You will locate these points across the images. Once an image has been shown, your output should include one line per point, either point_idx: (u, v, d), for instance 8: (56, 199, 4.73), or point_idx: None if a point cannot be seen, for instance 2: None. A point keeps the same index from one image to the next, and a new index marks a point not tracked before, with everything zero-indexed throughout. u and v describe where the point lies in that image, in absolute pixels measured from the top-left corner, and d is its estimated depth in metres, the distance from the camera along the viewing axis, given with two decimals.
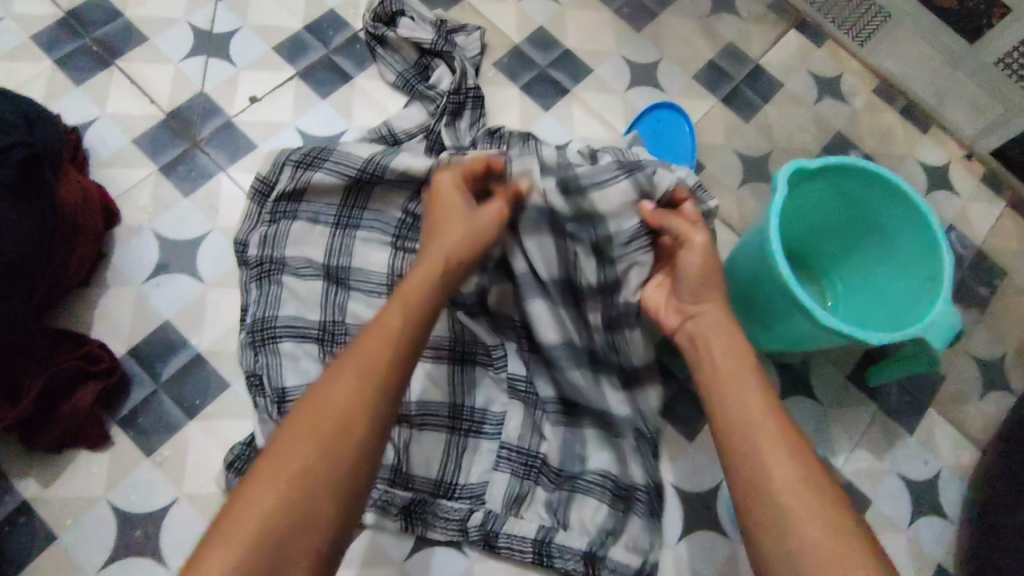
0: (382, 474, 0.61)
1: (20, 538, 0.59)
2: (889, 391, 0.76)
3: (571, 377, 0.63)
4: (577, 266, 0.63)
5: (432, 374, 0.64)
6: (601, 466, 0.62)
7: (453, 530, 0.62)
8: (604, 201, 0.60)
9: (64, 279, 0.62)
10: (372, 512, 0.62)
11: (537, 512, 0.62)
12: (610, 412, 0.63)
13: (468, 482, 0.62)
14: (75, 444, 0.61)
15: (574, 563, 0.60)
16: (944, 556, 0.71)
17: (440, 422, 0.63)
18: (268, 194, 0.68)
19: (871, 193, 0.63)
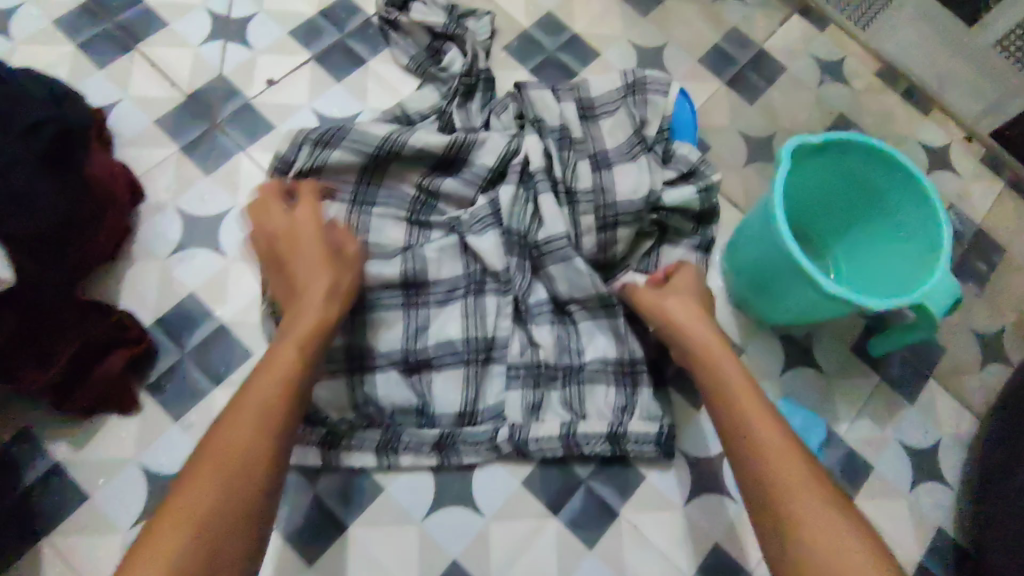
0: (408, 418, 0.66)
1: (56, 498, 0.61)
2: (890, 361, 0.78)
3: (578, 266, 0.69)
4: (575, 171, 0.73)
5: (450, 314, 0.68)
6: (600, 354, 0.69)
7: (485, 450, 0.66)
8: (609, 121, 0.76)
9: (95, 253, 0.64)
10: (405, 456, 0.65)
11: (556, 411, 0.67)
12: (592, 296, 0.69)
13: (487, 405, 0.67)
14: (105, 409, 0.63)
15: (601, 444, 0.67)
16: (943, 520, 0.73)
17: (457, 358, 0.67)
18: (287, 173, 0.70)
19: (869, 169, 0.65)
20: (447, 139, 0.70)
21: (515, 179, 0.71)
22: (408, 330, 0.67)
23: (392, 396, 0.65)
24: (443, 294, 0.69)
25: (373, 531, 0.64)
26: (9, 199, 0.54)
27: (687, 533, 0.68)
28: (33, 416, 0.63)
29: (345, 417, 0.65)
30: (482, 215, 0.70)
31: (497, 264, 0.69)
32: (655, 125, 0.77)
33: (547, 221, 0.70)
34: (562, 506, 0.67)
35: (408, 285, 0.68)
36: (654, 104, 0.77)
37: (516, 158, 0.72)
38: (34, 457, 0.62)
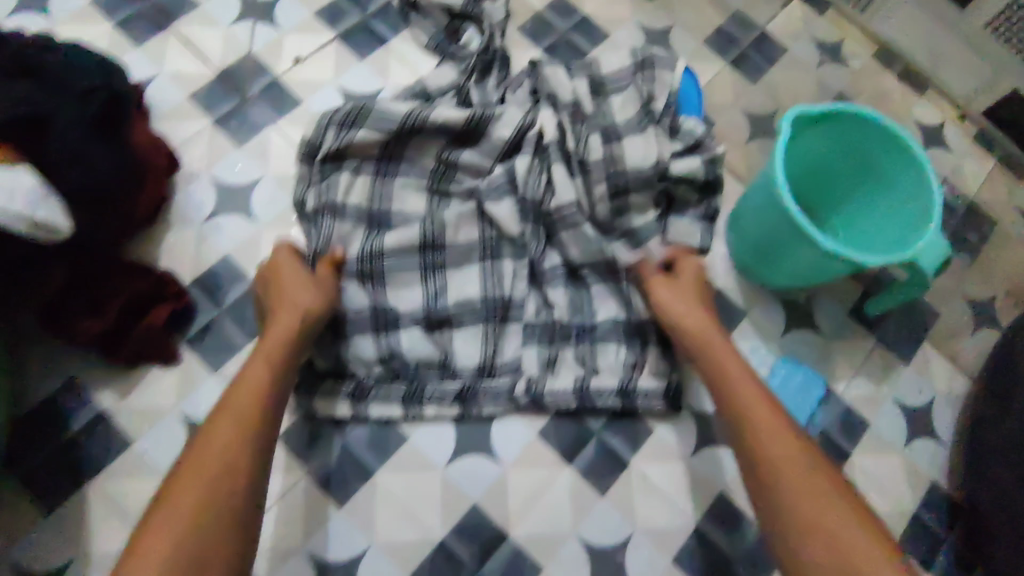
0: (430, 369, 0.70)
1: (101, 443, 0.65)
2: (886, 325, 0.82)
3: (587, 233, 0.73)
4: (588, 144, 0.76)
5: (467, 275, 0.72)
6: (608, 315, 0.73)
7: (504, 401, 0.70)
8: (618, 98, 0.80)
9: (136, 217, 0.67)
10: (430, 407, 0.69)
11: (570, 367, 0.71)
12: (602, 259, 0.74)
13: (505, 360, 0.71)
14: (147, 361, 0.67)
15: (612, 398, 0.71)
16: (937, 473, 0.77)
17: (477, 316, 0.71)
18: (315, 156, 0.73)
19: (866, 137, 0.69)
20: (467, 113, 0.74)
21: (530, 150, 0.74)
22: (429, 291, 0.71)
23: (416, 350, 0.69)
24: (461, 258, 0.73)
25: (398, 476, 0.68)
26: (65, 158, 0.56)
27: (694, 482, 0.72)
28: (79, 367, 0.67)
29: (371, 369, 0.69)
30: (499, 181, 0.74)
31: (514, 229, 0.73)
32: (661, 101, 0.80)
33: (557, 189, 0.73)
34: (576, 455, 0.71)
35: (426, 246, 0.72)
36: (661, 78, 0.81)
37: (532, 131, 0.76)
38: (80, 406, 0.66)
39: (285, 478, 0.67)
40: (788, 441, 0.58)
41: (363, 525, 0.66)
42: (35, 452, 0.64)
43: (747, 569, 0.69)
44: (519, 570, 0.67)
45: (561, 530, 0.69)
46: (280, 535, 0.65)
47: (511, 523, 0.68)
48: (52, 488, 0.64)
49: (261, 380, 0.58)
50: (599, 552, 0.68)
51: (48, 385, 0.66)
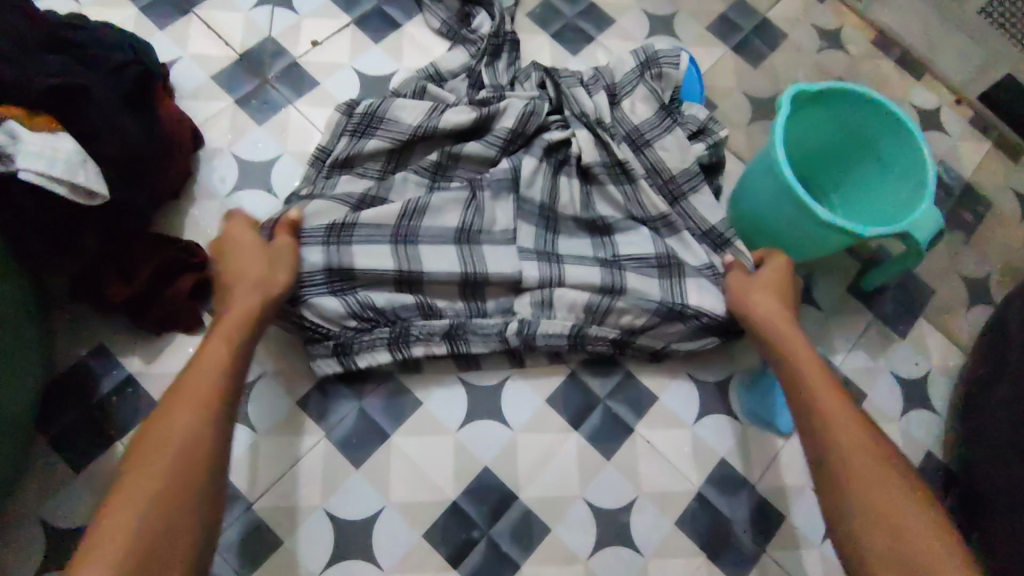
0: (411, 313, 0.71)
1: (129, 405, 0.68)
2: (883, 301, 0.85)
3: (643, 233, 0.76)
4: (623, 155, 0.78)
5: (441, 254, 0.72)
6: (646, 292, 0.73)
7: (494, 340, 0.72)
8: (629, 100, 0.82)
9: (162, 189, 0.70)
10: (418, 347, 0.71)
11: (565, 310, 0.72)
12: (648, 258, 0.75)
13: (495, 302, 0.73)
14: (172, 328, 0.70)
15: (605, 344, 0.73)
16: (932, 443, 0.80)
17: (453, 275, 0.71)
18: (325, 161, 0.76)
19: (863, 115, 0.72)
20: (473, 115, 0.76)
21: (539, 151, 0.77)
22: (398, 258, 0.70)
23: (390, 300, 0.71)
24: (433, 238, 0.72)
25: (411, 439, 0.71)
26: (104, 128, 0.60)
27: (697, 448, 0.74)
28: (109, 333, 0.70)
29: (338, 326, 0.70)
30: (501, 176, 0.75)
31: (503, 222, 0.74)
32: (667, 96, 0.83)
33: (605, 200, 0.79)
34: (583, 422, 0.74)
35: (400, 221, 0.71)
36: (668, 76, 0.83)
37: (572, 152, 0.78)
38: (109, 370, 0.69)
39: (304, 439, 0.70)
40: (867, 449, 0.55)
41: (378, 486, 0.69)
42: (65, 412, 0.67)
43: (748, 530, 0.72)
44: (529, 530, 0.69)
45: (569, 492, 0.71)
46: (299, 493, 0.68)
47: (520, 485, 0.71)
48: (81, 447, 0.66)
49: (221, 358, 0.55)
50: (606, 513, 0.71)
51: (79, 350, 0.69)
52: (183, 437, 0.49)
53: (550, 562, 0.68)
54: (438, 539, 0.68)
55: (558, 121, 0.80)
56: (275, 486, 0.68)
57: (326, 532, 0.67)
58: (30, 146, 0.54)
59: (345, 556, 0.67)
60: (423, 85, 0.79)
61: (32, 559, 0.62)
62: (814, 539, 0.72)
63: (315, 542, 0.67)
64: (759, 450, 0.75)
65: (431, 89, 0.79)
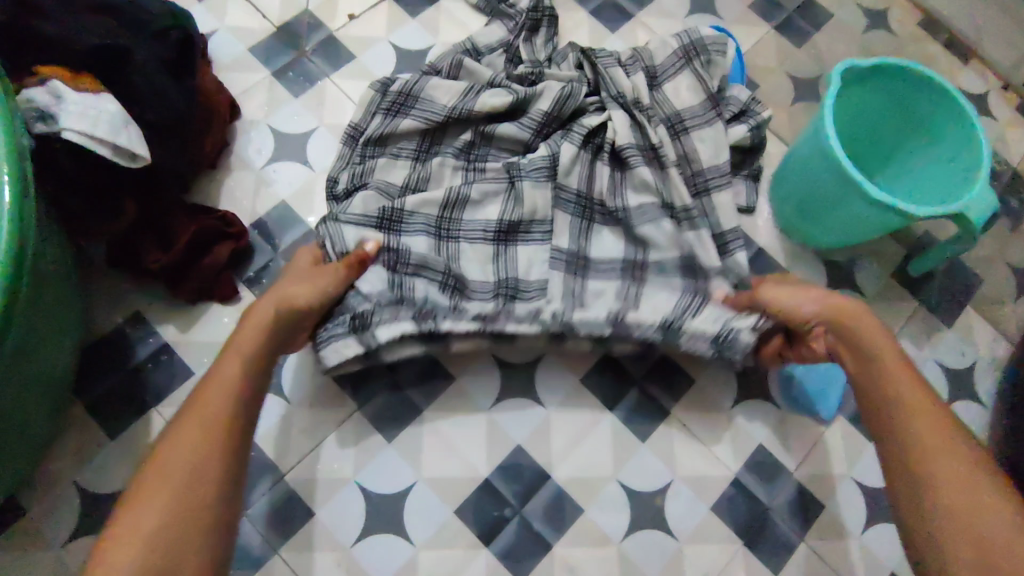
0: (443, 310, 0.67)
1: (163, 372, 0.68)
2: (929, 288, 0.82)
3: (665, 228, 0.72)
4: (663, 144, 0.75)
5: (479, 251, 0.71)
6: (670, 279, 0.72)
7: (528, 324, 0.68)
8: (672, 89, 0.79)
9: (202, 158, 0.70)
10: (444, 322, 0.66)
11: (603, 302, 0.71)
12: (676, 253, 0.73)
13: (530, 281, 0.70)
14: (208, 298, 0.69)
15: (652, 329, 0.68)
16: (978, 436, 0.77)
17: (486, 297, 0.69)
18: (359, 139, 0.75)
19: (913, 92, 0.70)
20: (511, 98, 0.75)
21: (578, 139, 0.74)
22: (442, 255, 0.70)
23: (428, 294, 0.68)
24: (476, 235, 0.72)
25: (443, 414, 0.70)
26: (149, 94, 0.61)
27: (733, 432, 0.73)
28: (144, 301, 0.69)
29: (373, 297, 0.66)
30: (539, 164, 0.73)
31: (542, 209, 0.73)
32: (715, 84, 0.79)
33: (670, 191, 0.74)
34: (618, 403, 0.72)
35: (442, 215, 0.72)
36: (717, 64, 0.79)
37: (608, 137, 0.75)
38: (145, 338, 0.68)
39: (336, 412, 0.69)
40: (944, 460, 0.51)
41: (409, 461, 0.68)
42: (101, 379, 0.67)
43: (786, 519, 0.70)
44: (562, 511, 0.68)
45: (602, 474, 0.70)
46: (331, 466, 0.68)
47: (553, 465, 0.70)
48: (117, 413, 0.66)
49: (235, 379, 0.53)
50: (640, 497, 0.70)
51: (115, 316, 0.69)
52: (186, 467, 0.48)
53: (582, 544, 0.67)
54: (470, 517, 0.67)
55: (595, 104, 0.78)
56: (306, 459, 0.68)
57: (357, 505, 0.67)
58: (73, 105, 0.54)
59: (375, 532, 0.66)
60: (459, 58, 0.78)
61: (66, 523, 0.63)
62: (854, 529, 0.70)
63: (346, 516, 0.66)
64: (798, 436, 0.73)
65: (467, 62, 0.78)
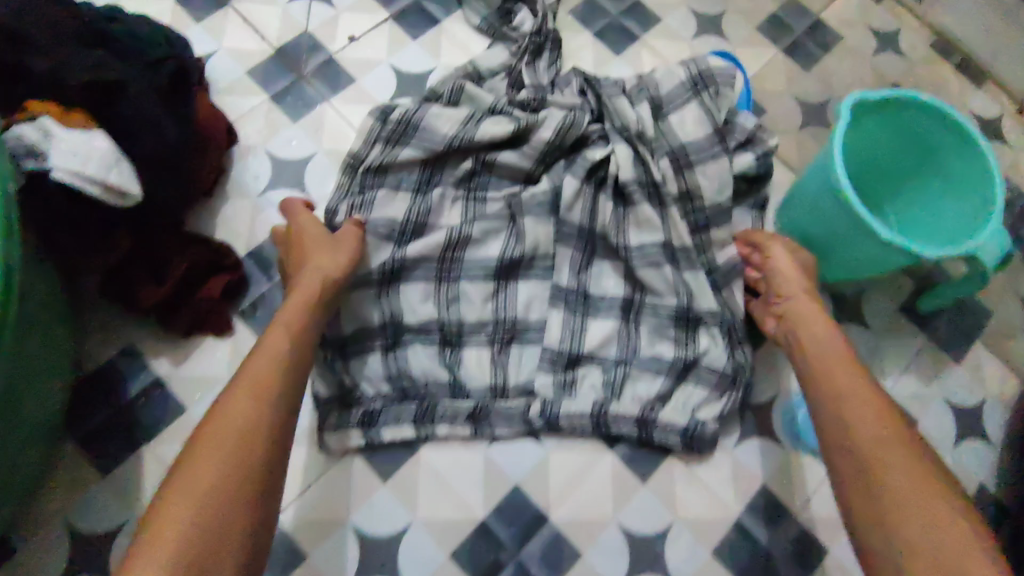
0: (441, 390, 0.69)
1: (155, 407, 0.67)
2: (938, 323, 0.81)
3: (667, 274, 0.72)
4: (665, 180, 0.74)
5: (478, 289, 0.72)
6: (658, 353, 0.71)
7: (518, 424, 0.69)
8: (677, 120, 0.76)
9: (201, 184, 0.69)
10: (442, 427, 0.68)
11: (589, 390, 0.70)
12: (667, 308, 0.72)
13: (530, 320, 0.72)
14: (202, 330, 0.68)
15: (629, 426, 0.70)
16: (985, 476, 0.75)
17: (483, 338, 0.71)
18: (357, 168, 0.73)
19: (925, 126, 0.67)
20: (511, 127, 0.73)
21: (581, 173, 0.73)
22: (441, 299, 0.71)
23: (426, 369, 0.69)
24: (476, 273, 0.72)
25: (440, 453, 0.69)
26: (138, 125, 0.58)
27: (736, 473, 0.71)
28: (138, 334, 0.68)
29: (379, 395, 0.69)
30: (541, 199, 0.73)
31: (545, 246, 0.73)
32: (722, 116, 0.77)
33: (673, 230, 0.73)
34: (618, 441, 0.71)
35: (444, 257, 0.71)
36: (724, 96, 0.77)
37: (611, 171, 0.74)
38: (137, 373, 0.67)
39: None
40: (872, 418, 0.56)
41: (405, 501, 0.67)
42: (93, 414, 0.66)
43: (787, 563, 0.68)
44: (559, 553, 0.67)
45: (601, 515, 0.69)
46: (326, 505, 0.67)
47: (550, 506, 0.68)
48: (109, 449, 0.65)
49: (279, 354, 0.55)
50: (639, 539, 0.68)
51: (107, 351, 0.68)
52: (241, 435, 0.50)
53: None
54: (465, 559, 0.66)
55: (598, 132, 0.77)
56: (301, 498, 0.67)
57: (352, 546, 0.66)
58: (64, 142, 0.52)
59: (369, 573, 0.65)
60: (460, 83, 0.76)
61: (56, 563, 0.62)
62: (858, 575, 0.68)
63: (339, 557, 0.65)
64: (801, 478, 0.72)
65: (469, 87, 0.76)
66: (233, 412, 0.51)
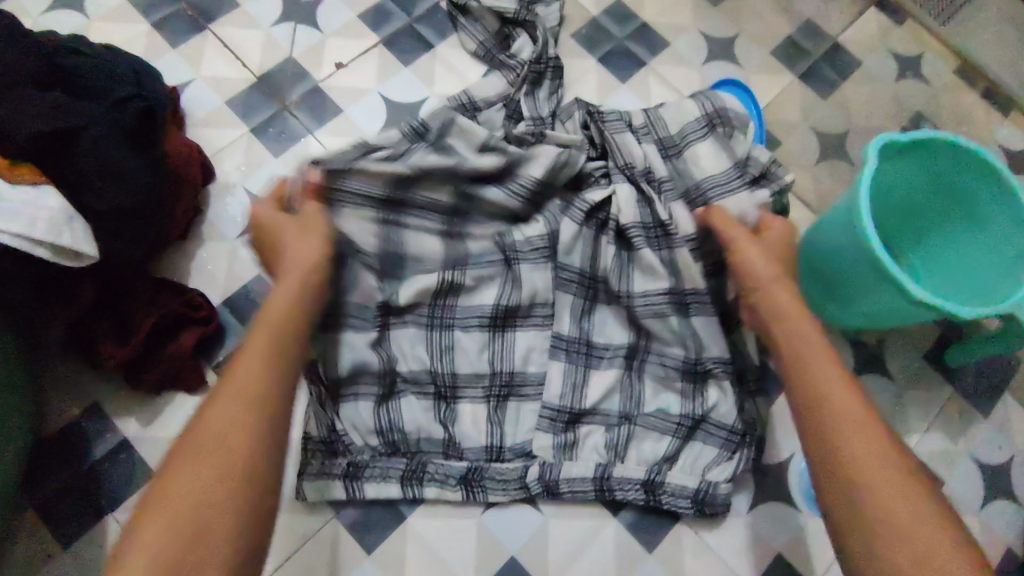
0: (434, 448, 0.65)
1: (121, 472, 0.62)
2: (964, 374, 0.75)
3: (673, 324, 0.66)
4: (674, 217, 0.67)
5: (473, 341, 0.66)
6: (664, 407, 0.66)
7: (514, 489, 0.64)
8: (691, 156, 0.71)
9: (169, 230, 0.63)
10: (431, 488, 0.64)
11: (593, 450, 0.65)
12: (674, 363, 0.67)
13: (530, 373, 0.66)
14: (173, 387, 0.63)
15: (635, 492, 0.64)
16: (1015, 541, 0.70)
17: (478, 392, 0.66)
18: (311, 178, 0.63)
19: (958, 170, 0.62)
20: (500, 159, 0.67)
21: (580, 216, 0.67)
22: (433, 348, 0.66)
23: (419, 422, 0.64)
24: (470, 322, 0.66)
25: (431, 521, 0.64)
26: (96, 174, 0.53)
27: (748, 540, 0.66)
28: (105, 392, 0.63)
29: (368, 447, 0.64)
30: (537, 242, 0.67)
31: (545, 293, 0.67)
32: (741, 157, 0.71)
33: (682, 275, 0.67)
34: (622, 508, 0.66)
35: (434, 303, 0.66)
36: (739, 138, 0.72)
37: (611, 213, 0.68)
38: (103, 435, 0.62)
39: (313, 517, 0.64)
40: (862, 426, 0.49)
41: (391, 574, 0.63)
42: (54, 481, 0.61)
43: None
44: None
45: None
46: None
47: None
48: (69, 520, 0.60)
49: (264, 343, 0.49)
50: None
51: (71, 410, 0.63)
52: (220, 436, 0.43)
53: None
54: None
55: (599, 170, 0.71)
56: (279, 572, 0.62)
57: None
58: (10, 204, 0.48)
59: None
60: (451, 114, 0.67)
61: None
62: None
63: None
64: (819, 547, 0.66)
65: (461, 120, 0.67)
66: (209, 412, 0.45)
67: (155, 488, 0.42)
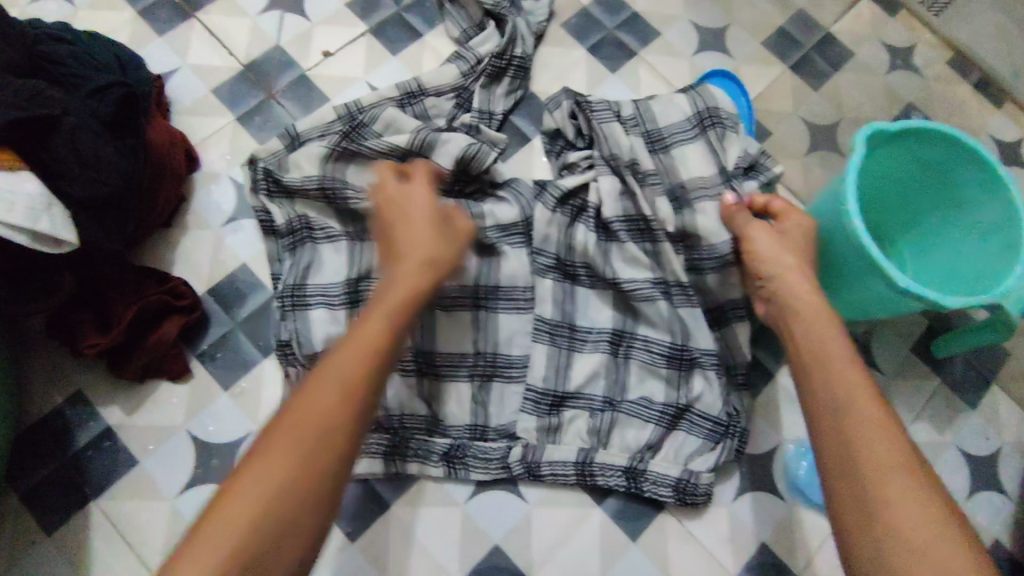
0: (418, 425, 0.64)
1: (103, 460, 0.61)
2: (952, 365, 0.75)
3: (661, 309, 0.66)
4: (655, 208, 0.67)
5: (455, 320, 0.66)
6: (647, 394, 0.66)
7: (495, 468, 0.64)
8: (678, 154, 0.70)
9: (151, 217, 0.63)
10: (414, 464, 0.64)
11: (575, 436, 0.65)
12: (660, 348, 0.66)
13: (512, 355, 0.66)
14: (158, 375, 0.63)
15: (617, 478, 0.64)
16: (1001, 532, 0.70)
17: (461, 372, 0.66)
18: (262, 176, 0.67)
19: (944, 157, 0.62)
20: (410, 137, 0.67)
21: (552, 202, 0.68)
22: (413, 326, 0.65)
23: (400, 399, 0.64)
24: (452, 300, 0.66)
25: (415, 509, 0.64)
26: (74, 161, 0.53)
27: (734, 530, 0.66)
28: (88, 379, 0.63)
29: None
30: (515, 228, 0.68)
31: (524, 277, 0.67)
32: (732, 159, 0.70)
33: (664, 263, 0.67)
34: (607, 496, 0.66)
35: None
36: (730, 139, 0.71)
37: (590, 200, 0.69)
38: (86, 422, 0.62)
39: None
40: (881, 429, 0.46)
41: (374, 561, 0.63)
42: (36, 468, 0.61)
43: None
44: None
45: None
46: None
47: (533, 566, 0.64)
48: (52, 508, 0.60)
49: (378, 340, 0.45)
50: None
51: (54, 397, 0.63)
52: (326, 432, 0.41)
53: None
54: None
55: (586, 162, 0.72)
56: None
57: None
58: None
59: None
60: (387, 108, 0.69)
61: None
62: None
63: None
64: (803, 537, 0.66)
65: (390, 112, 0.68)
66: (316, 396, 0.42)
67: (248, 460, 0.39)
